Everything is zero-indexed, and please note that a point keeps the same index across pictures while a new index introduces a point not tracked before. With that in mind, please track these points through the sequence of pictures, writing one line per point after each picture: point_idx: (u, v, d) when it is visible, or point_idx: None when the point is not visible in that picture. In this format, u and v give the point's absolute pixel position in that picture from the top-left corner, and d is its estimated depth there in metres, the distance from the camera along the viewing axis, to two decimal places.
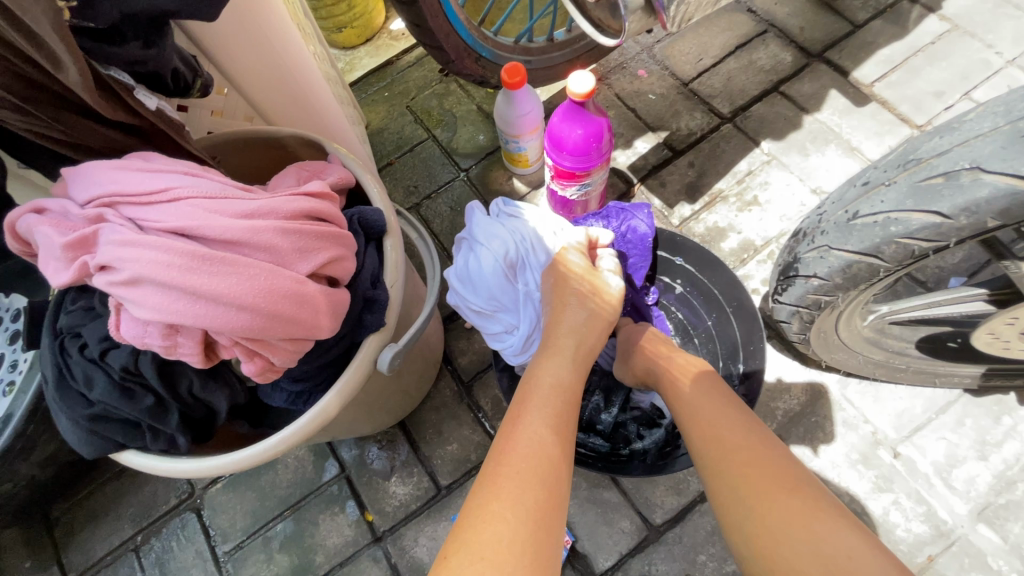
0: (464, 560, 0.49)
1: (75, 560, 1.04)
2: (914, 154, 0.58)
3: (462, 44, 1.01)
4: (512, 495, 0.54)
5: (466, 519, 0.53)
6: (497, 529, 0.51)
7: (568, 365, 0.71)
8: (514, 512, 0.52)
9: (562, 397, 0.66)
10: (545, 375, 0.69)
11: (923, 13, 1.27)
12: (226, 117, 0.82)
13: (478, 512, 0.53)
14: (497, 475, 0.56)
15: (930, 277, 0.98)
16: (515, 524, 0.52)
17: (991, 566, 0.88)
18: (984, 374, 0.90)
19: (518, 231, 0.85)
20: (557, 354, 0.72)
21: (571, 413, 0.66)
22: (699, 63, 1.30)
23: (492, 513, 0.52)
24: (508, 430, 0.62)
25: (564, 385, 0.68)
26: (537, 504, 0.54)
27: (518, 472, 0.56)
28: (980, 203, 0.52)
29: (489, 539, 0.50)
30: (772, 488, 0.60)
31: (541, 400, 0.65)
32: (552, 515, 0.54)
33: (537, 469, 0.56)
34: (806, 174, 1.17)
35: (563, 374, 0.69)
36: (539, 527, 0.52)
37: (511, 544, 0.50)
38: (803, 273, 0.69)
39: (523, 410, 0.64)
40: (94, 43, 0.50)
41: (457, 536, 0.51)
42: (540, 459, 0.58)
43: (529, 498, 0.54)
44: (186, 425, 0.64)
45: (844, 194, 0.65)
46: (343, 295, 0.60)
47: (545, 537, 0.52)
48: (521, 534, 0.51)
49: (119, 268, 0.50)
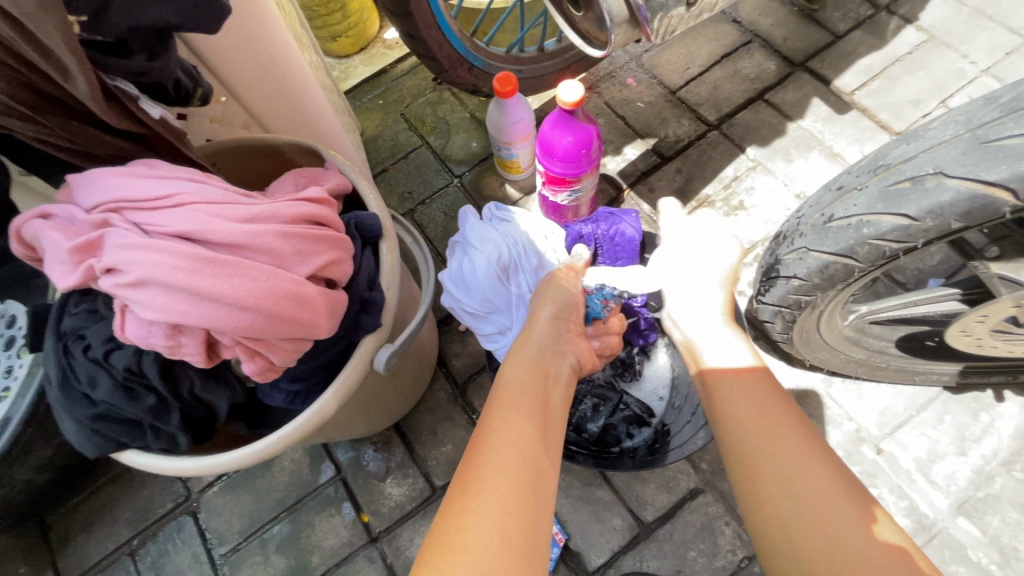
0: (440, 553, 0.50)
1: (71, 564, 1.05)
2: (883, 160, 0.61)
3: (455, 54, 1.04)
4: (481, 490, 0.55)
5: (444, 515, 0.54)
6: (471, 520, 0.53)
7: (525, 365, 0.71)
8: (485, 507, 0.54)
9: (528, 395, 0.67)
10: (513, 378, 0.69)
11: (901, 24, 1.32)
12: (224, 124, 0.84)
13: (454, 505, 0.55)
14: (468, 476, 0.57)
15: (909, 279, 1.01)
16: (486, 519, 0.53)
17: (970, 558, 0.91)
18: (961, 371, 0.93)
19: (511, 235, 0.88)
20: (519, 356, 0.73)
21: (543, 411, 0.66)
22: (687, 71, 1.34)
23: (464, 509, 0.54)
24: (482, 432, 0.62)
25: (528, 382, 0.69)
26: (510, 498, 0.55)
27: (487, 473, 0.57)
28: (943, 205, 0.55)
29: (462, 533, 0.52)
30: (791, 486, 0.60)
31: (506, 405, 0.65)
32: (524, 508, 0.55)
33: (506, 466, 0.57)
34: (790, 179, 1.21)
35: (529, 369, 0.71)
36: (509, 519, 0.53)
37: (486, 539, 0.51)
38: (784, 274, 0.72)
39: (492, 414, 0.64)
40: (101, 55, 0.53)
41: (434, 532, 0.53)
42: (509, 460, 0.58)
43: (499, 489, 0.55)
44: (187, 424, 0.66)
45: (820, 198, 0.68)
46: (340, 296, 0.62)
47: (518, 530, 0.53)
48: (492, 527, 0.52)
49: (125, 270, 0.52)
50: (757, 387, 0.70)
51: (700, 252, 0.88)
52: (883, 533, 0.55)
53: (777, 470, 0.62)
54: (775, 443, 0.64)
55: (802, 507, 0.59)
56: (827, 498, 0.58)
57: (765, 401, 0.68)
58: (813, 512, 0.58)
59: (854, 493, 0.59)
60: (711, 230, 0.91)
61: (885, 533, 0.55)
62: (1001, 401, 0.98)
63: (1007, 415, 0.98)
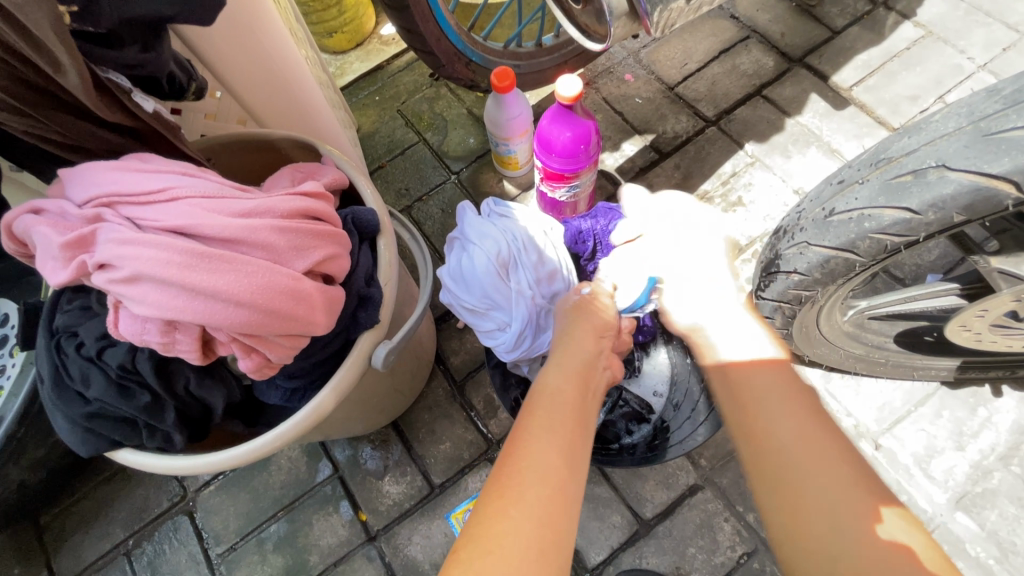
0: (476, 554, 0.50)
1: (65, 564, 1.04)
2: (884, 154, 0.61)
3: (452, 49, 1.03)
4: (520, 496, 0.55)
5: (479, 515, 0.54)
6: (506, 526, 0.52)
7: (568, 377, 0.70)
8: (523, 512, 0.53)
9: (568, 403, 0.66)
10: (549, 387, 0.69)
11: (899, 20, 1.32)
12: (219, 120, 0.84)
13: (488, 510, 0.54)
14: (506, 479, 0.57)
15: (907, 274, 1.01)
16: (522, 523, 0.52)
17: (969, 553, 0.91)
18: (960, 366, 0.93)
19: (511, 231, 0.87)
20: (557, 366, 0.72)
21: (579, 422, 0.65)
22: (685, 67, 1.34)
23: (501, 513, 0.53)
24: (516, 438, 0.62)
25: (568, 392, 0.68)
26: (547, 504, 0.55)
27: (529, 478, 0.56)
28: (945, 198, 0.55)
29: (500, 537, 0.51)
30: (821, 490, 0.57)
31: (548, 411, 0.65)
32: (558, 513, 0.54)
33: (545, 476, 0.57)
34: (788, 175, 1.21)
35: (571, 380, 0.70)
36: (546, 529, 0.53)
37: (521, 544, 0.51)
38: (784, 269, 0.72)
39: (532, 418, 0.64)
40: (90, 45, 0.52)
41: (468, 533, 0.52)
42: (550, 466, 0.58)
43: (539, 498, 0.55)
44: (182, 422, 0.65)
45: (821, 192, 0.67)
46: (338, 292, 0.61)
47: (555, 536, 0.53)
48: (529, 535, 0.52)
49: (118, 266, 0.51)
50: (783, 389, 0.66)
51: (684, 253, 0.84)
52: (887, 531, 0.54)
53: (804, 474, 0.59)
54: (800, 440, 0.61)
55: (831, 505, 0.56)
56: (859, 498, 0.56)
57: (790, 398, 0.65)
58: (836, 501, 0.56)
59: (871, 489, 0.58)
60: (686, 212, 0.88)
61: (889, 531, 0.54)
62: (999, 396, 0.99)
63: (1004, 410, 0.98)
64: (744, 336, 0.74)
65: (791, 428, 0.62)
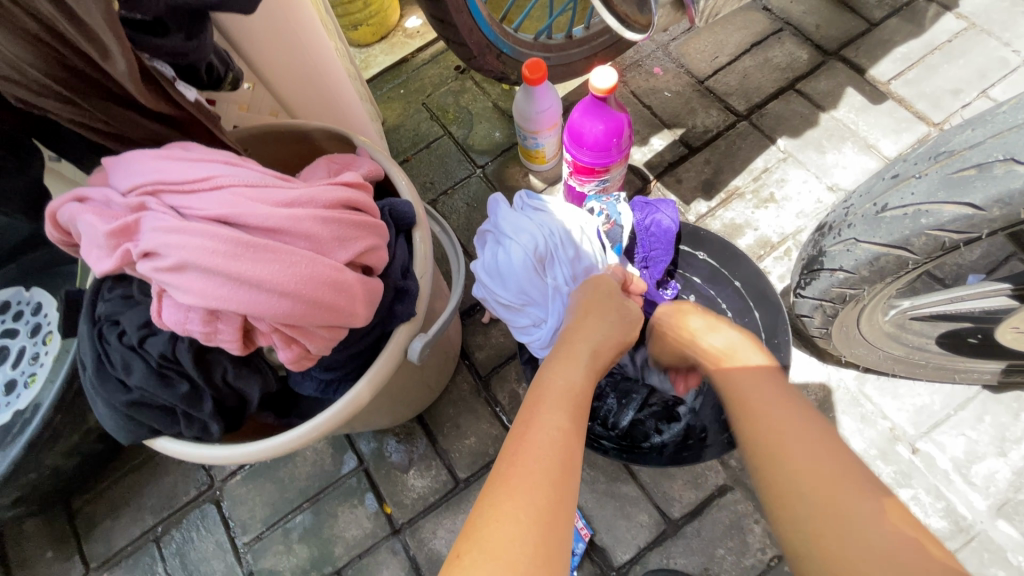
0: (478, 561, 0.48)
1: (97, 550, 1.06)
2: (945, 147, 0.58)
3: (484, 41, 1.01)
4: (520, 494, 0.53)
5: (478, 517, 0.52)
6: (508, 530, 0.50)
7: (582, 372, 0.68)
8: (526, 513, 0.51)
9: (569, 397, 0.64)
10: (558, 380, 0.66)
11: (940, 11, 1.28)
12: (251, 111, 0.82)
13: (489, 513, 0.52)
14: (508, 478, 0.55)
15: (948, 274, 0.98)
16: (523, 524, 0.51)
17: (1010, 562, 0.88)
18: (1004, 370, 0.89)
19: (546, 225, 0.86)
20: (571, 361, 0.69)
21: (583, 417, 0.64)
22: (715, 60, 1.31)
23: (504, 516, 0.51)
24: (515, 435, 0.60)
25: (576, 388, 0.65)
26: (546, 506, 0.53)
27: (528, 476, 0.54)
28: (1014, 193, 0.52)
29: (496, 538, 0.50)
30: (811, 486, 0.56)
31: (554, 403, 0.63)
32: (558, 519, 0.52)
33: (546, 477, 0.55)
34: (823, 171, 1.17)
35: (582, 373, 0.68)
36: (545, 530, 0.51)
37: (519, 546, 0.49)
38: (829, 266, 0.69)
39: (534, 412, 0.62)
40: (138, 33, 0.51)
41: (467, 537, 0.51)
42: (546, 462, 0.56)
43: (538, 500, 0.53)
44: (219, 412, 0.65)
45: (872, 187, 0.65)
46: (377, 283, 0.60)
47: (550, 532, 0.51)
48: (533, 537, 0.50)
49: (164, 254, 0.51)
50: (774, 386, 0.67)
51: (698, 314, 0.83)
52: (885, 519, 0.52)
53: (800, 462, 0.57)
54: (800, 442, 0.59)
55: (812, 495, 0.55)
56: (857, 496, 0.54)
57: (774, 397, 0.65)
58: (799, 480, 0.56)
59: (859, 477, 0.56)
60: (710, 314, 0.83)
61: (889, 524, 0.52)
62: None
63: None
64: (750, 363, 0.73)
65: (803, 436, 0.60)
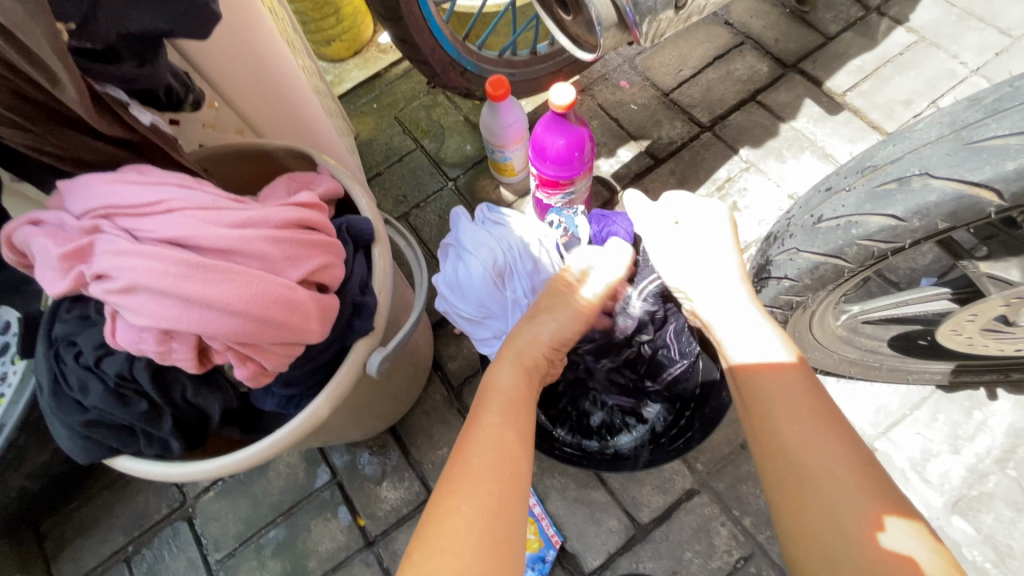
0: (425, 552, 0.52)
1: (66, 571, 1.05)
2: (870, 161, 0.62)
3: (447, 58, 1.04)
4: (466, 488, 0.57)
5: (428, 514, 0.56)
6: (454, 519, 0.54)
7: (513, 370, 0.71)
8: (473, 505, 0.55)
9: (516, 398, 0.68)
10: (499, 381, 0.70)
11: (892, 25, 1.33)
12: (217, 130, 0.85)
13: (437, 508, 0.56)
14: (456, 474, 0.58)
15: (902, 278, 1.02)
16: (470, 515, 0.55)
17: (965, 557, 0.91)
18: (954, 370, 0.93)
19: (505, 240, 0.88)
20: (505, 358, 0.73)
21: (525, 414, 0.67)
22: (680, 73, 1.35)
23: (451, 508, 0.55)
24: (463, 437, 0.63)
25: (518, 390, 0.69)
26: (496, 495, 0.57)
27: (473, 472, 0.58)
28: (930, 205, 0.56)
29: (445, 530, 0.53)
30: (831, 507, 0.56)
31: (497, 402, 0.67)
32: (509, 508, 0.57)
33: (493, 472, 0.58)
34: (783, 180, 1.21)
35: (517, 372, 0.71)
36: (493, 520, 0.55)
37: (468, 537, 0.53)
38: (775, 274, 0.72)
39: (483, 411, 0.66)
40: (91, 63, 0.53)
41: (419, 531, 0.55)
42: (493, 459, 0.60)
43: (484, 492, 0.57)
44: (180, 430, 0.66)
45: (809, 200, 0.68)
46: (331, 299, 0.62)
47: (503, 523, 0.55)
48: (480, 527, 0.54)
49: (115, 276, 0.52)
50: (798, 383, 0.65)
51: (697, 239, 0.79)
52: (888, 540, 0.54)
53: (819, 495, 0.58)
54: (815, 461, 0.59)
55: (837, 518, 0.56)
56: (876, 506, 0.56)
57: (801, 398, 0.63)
58: (833, 499, 0.57)
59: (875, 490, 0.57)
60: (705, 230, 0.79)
61: (888, 541, 0.53)
62: (994, 399, 0.99)
63: (1000, 414, 0.98)
64: (752, 332, 0.70)
65: (817, 458, 0.59)
